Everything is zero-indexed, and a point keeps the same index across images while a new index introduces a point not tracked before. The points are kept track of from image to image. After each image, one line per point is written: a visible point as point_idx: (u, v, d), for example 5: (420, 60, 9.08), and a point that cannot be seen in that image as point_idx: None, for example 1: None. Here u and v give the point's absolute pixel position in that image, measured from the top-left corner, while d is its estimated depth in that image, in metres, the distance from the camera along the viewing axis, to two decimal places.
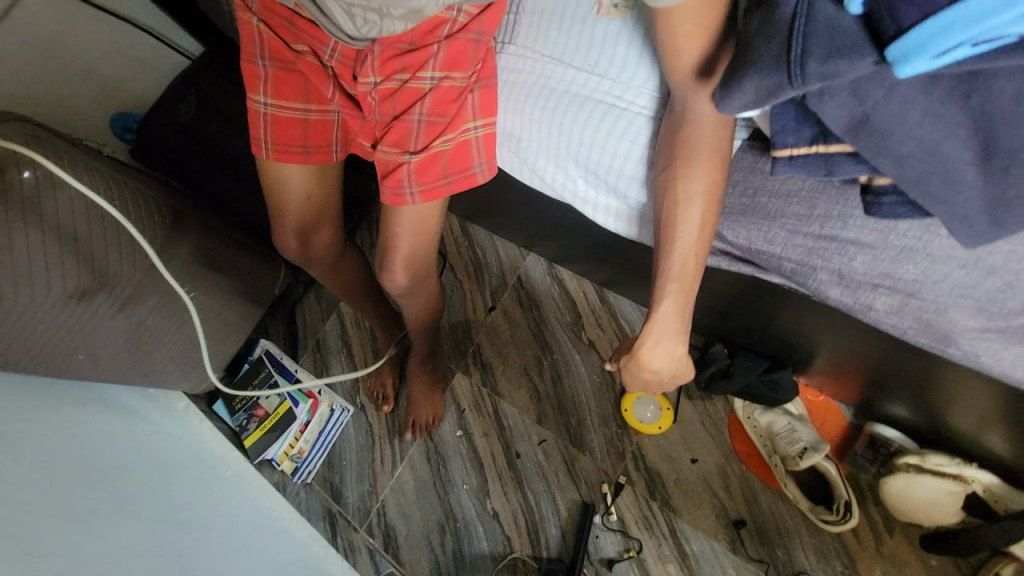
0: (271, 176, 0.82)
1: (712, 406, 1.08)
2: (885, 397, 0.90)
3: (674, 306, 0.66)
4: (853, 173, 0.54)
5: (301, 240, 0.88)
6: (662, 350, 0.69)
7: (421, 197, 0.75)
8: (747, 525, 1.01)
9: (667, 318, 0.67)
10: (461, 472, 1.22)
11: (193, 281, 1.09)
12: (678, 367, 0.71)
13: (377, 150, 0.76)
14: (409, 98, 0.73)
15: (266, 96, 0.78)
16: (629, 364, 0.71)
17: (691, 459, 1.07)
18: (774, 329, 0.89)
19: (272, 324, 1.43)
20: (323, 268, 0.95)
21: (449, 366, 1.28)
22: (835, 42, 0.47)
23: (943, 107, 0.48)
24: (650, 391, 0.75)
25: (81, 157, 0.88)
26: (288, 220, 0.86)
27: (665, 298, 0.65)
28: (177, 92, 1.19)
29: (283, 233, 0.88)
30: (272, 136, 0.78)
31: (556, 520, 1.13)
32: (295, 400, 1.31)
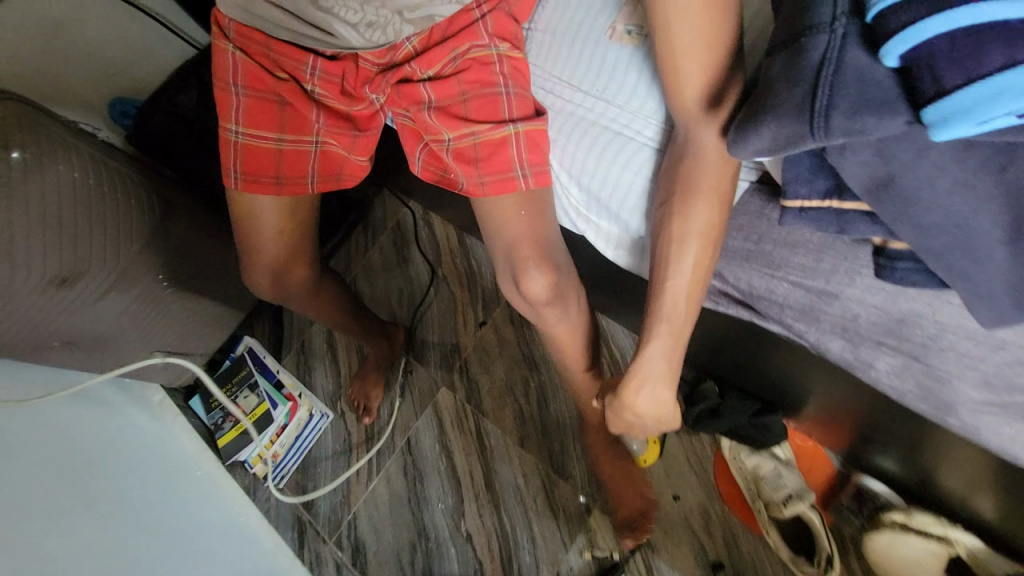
0: (241, 207, 0.81)
1: (697, 442, 1.06)
2: (876, 452, 0.88)
3: (663, 348, 0.64)
4: (866, 233, 0.52)
5: (274, 274, 0.87)
6: (646, 394, 0.67)
7: (535, 180, 0.70)
8: (725, 569, 0.99)
9: (655, 360, 0.65)
10: (437, 489, 1.18)
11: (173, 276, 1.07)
12: (660, 418, 0.69)
13: (467, 131, 0.71)
14: (485, 74, 0.71)
15: (238, 124, 0.77)
16: (615, 405, 0.70)
17: (673, 496, 1.04)
18: (767, 371, 0.87)
19: (257, 321, 1.40)
20: (298, 299, 0.94)
21: (435, 379, 1.27)
22: (864, 97, 0.45)
23: (974, 178, 0.46)
24: (635, 434, 0.73)
25: (74, 142, 0.86)
26: (261, 257, 0.85)
27: (654, 339, 0.64)
28: (180, 81, 1.16)
29: (254, 272, 0.87)
30: (243, 166, 0.78)
31: (531, 548, 1.10)
32: (274, 401, 1.30)
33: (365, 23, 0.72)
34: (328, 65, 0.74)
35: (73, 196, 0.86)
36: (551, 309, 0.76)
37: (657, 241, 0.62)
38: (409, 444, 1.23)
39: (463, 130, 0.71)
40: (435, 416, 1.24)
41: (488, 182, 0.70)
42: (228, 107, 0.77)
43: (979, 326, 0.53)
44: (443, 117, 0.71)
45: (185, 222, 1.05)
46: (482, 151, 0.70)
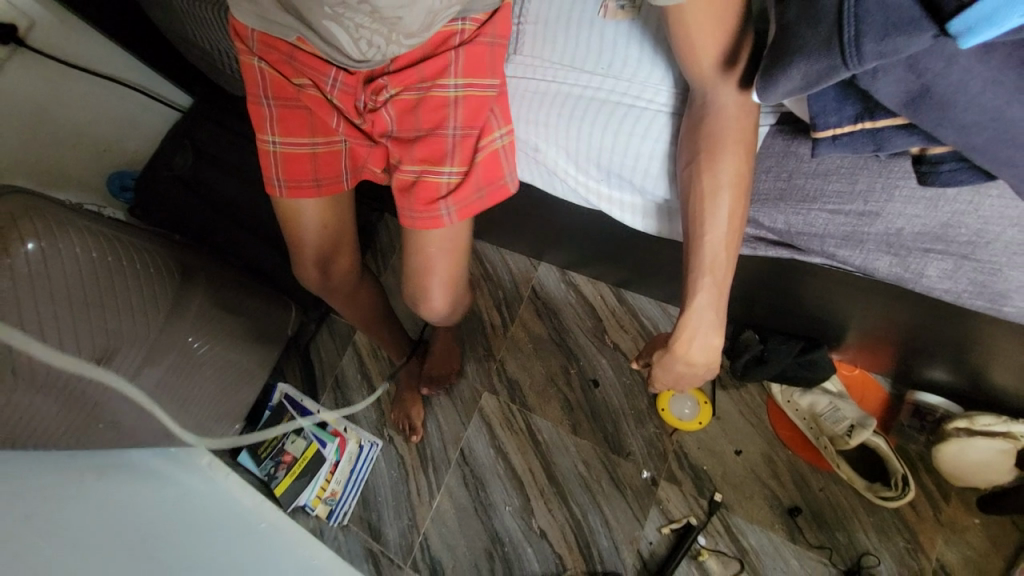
0: (286, 211, 0.83)
1: (747, 394, 1.07)
2: (926, 365, 0.89)
3: (709, 299, 0.64)
4: (905, 145, 0.54)
5: (323, 269, 0.88)
6: (699, 343, 0.67)
7: (459, 215, 0.75)
8: (803, 512, 0.99)
9: (702, 312, 0.65)
10: (501, 493, 1.19)
11: (203, 336, 1.09)
12: (711, 356, 0.68)
13: (409, 168, 0.75)
14: (438, 112, 0.73)
15: (273, 135, 0.79)
16: (663, 359, 0.69)
17: (735, 451, 1.05)
18: (807, 308, 0.88)
19: (287, 367, 1.42)
20: (339, 295, 0.95)
21: (475, 385, 1.28)
22: (890, 20, 0.47)
23: (1002, 74, 0.48)
24: (687, 385, 0.73)
25: (83, 220, 0.86)
26: (308, 255, 0.86)
27: (699, 292, 0.64)
28: (171, 146, 1.20)
29: (305, 268, 0.88)
30: (284, 173, 0.80)
31: (607, 531, 1.10)
32: (323, 441, 1.30)
33: (365, 42, 0.71)
34: (348, 77, 0.75)
35: (96, 277, 0.87)
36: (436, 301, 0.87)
37: (688, 199, 0.63)
38: (463, 456, 1.24)
39: (406, 166, 0.75)
40: (483, 421, 1.24)
41: (416, 216, 0.75)
42: (260, 117, 0.79)
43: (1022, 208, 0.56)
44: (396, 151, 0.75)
45: (205, 279, 1.06)
46: (414, 190, 0.75)
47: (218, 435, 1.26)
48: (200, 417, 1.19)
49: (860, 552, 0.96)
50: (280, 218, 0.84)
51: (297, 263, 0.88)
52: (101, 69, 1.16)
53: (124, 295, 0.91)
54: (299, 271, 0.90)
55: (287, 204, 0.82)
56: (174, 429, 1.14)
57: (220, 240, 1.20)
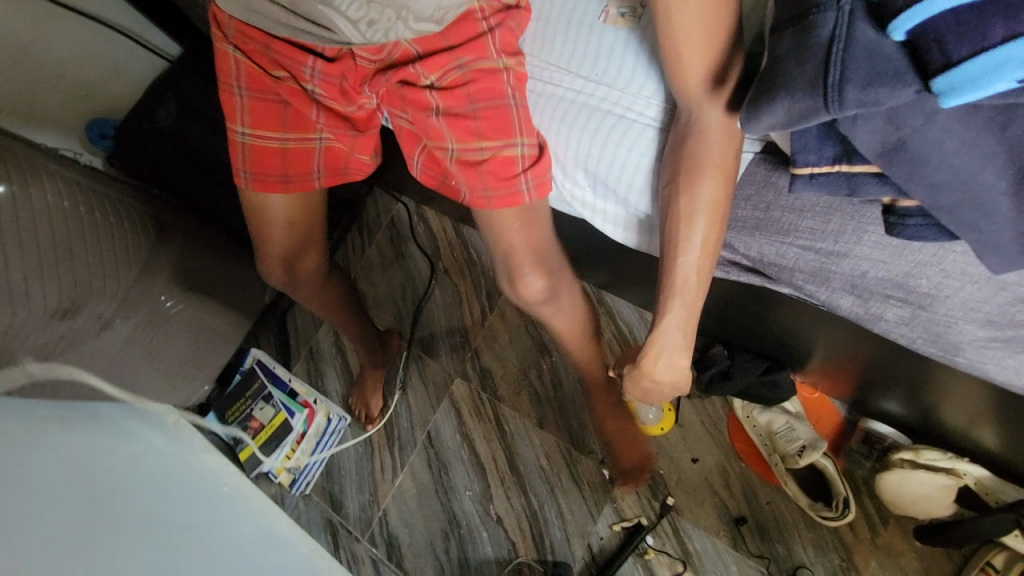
0: (253, 206, 0.82)
1: (711, 406, 1.09)
2: (880, 396, 0.93)
3: (677, 320, 0.65)
4: (877, 193, 0.55)
5: (287, 261, 0.88)
6: (664, 361, 0.68)
7: (537, 190, 0.72)
8: (748, 522, 1.03)
9: (670, 332, 0.66)
10: (463, 478, 1.22)
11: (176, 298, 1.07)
12: (680, 377, 0.70)
13: (478, 147, 0.71)
14: (492, 85, 0.71)
15: (244, 126, 0.78)
16: (631, 375, 0.71)
17: (691, 459, 1.08)
18: (775, 330, 0.89)
19: (263, 334, 1.42)
20: (306, 291, 0.95)
21: (449, 371, 1.31)
22: (875, 69, 0.48)
23: (978, 137, 0.49)
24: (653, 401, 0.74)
25: (57, 167, 0.84)
26: (275, 248, 0.86)
27: (668, 313, 0.64)
28: (155, 98, 1.16)
29: (269, 262, 0.89)
30: (252, 166, 0.79)
31: (560, 524, 1.13)
32: (291, 410, 1.30)
33: (366, 21, 0.68)
34: (327, 67, 0.73)
35: (68, 226, 0.85)
36: (546, 305, 0.82)
37: (665, 220, 0.63)
38: (429, 438, 1.26)
39: (473, 146, 0.71)
40: (452, 408, 1.27)
41: (494, 196, 0.71)
42: (233, 106, 0.78)
43: (983, 270, 0.57)
44: (454, 129, 0.71)
45: (180, 241, 1.04)
46: (486, 167, 0.71)
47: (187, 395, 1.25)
48: (168, 378, 1.18)
49: (795, 565, 1.00)
50: (246, 212, 0.84)
51: (261, 255, 0.88)
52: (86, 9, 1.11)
53: (96, 247, 0.90)
54: (263, 265, 0.90)
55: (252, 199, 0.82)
56: (143, 385, 1.15)
57: (201, 200, 1.17)
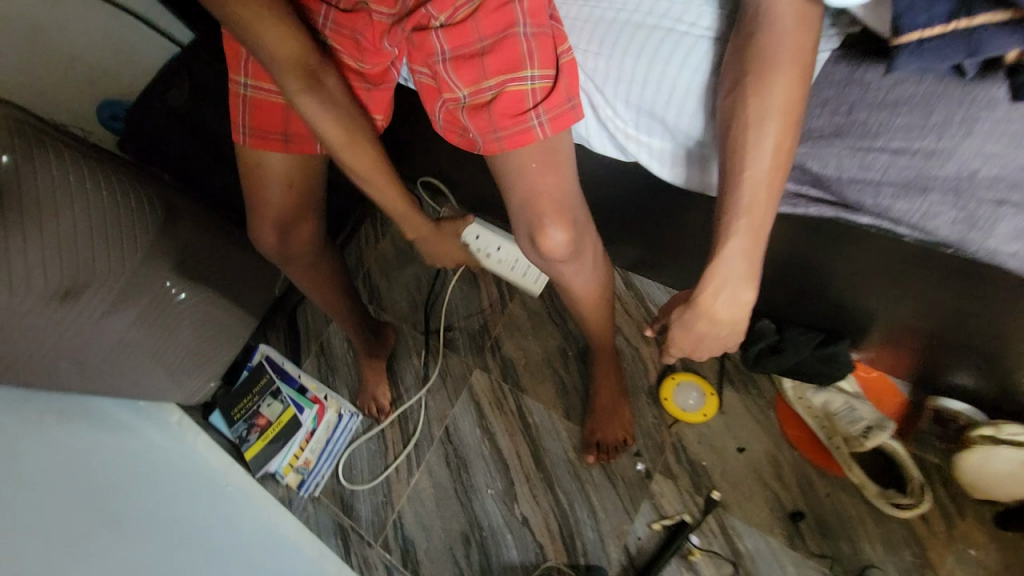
0: (252, 164, 0.81)
1: (757, 390, 1.00)
2: (956, 369, 0.83)
3: (744, 244, 0.57)
4: (1004, 48, 0.49)
5: (282, 229, 0.87)
6: (727, 297, 0.60)
7: (552, 127, 0.65)
8: (806, 518, 0.92)
9: (734, 260, 0.58)
10: (484, 475, 1.12)
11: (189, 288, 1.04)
12: (727, 324, 0.62)
13: (486, 85, 0.65)
14: (501, 15, 0.64)
15: (246, 78, 0.76)
16: (689, 318, 0.63)
17: (738, 448, 0.98)
18: (830, 294, 0.82)
19: (272, 332, 1.42)
20: (297, 267, 0.94)
21: (468, 362, 1.23)
22: None
23: None
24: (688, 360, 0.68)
25: (74, 149, 0.82)
26: (276, 216, 0.85)
27: (734, 236, 0.57)
28: (169, 77, 1.11)
29: (260, 229, 0.87)
30: (252, 122, 0.77)
31: (594, 523, 1.03)
32: (300, 406, 1.22)
33: None
34: (341, 16, 0.72)
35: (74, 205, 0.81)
36: (571, 263, 0.73)
37: (728, 130, 0.56)
38: (447, 434, 1.18)
39: (481, 86, 0.65)
40: (473, 401, 1.19)
41: (504, 135, 0.65)
42: (235, 57, 0.76)
43: None
44: (457, 69, 0.66)
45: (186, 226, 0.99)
46: (492, 107, 0.65)
47: (192, 392, 1.20)
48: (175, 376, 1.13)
49: (864, 563, 0.89)
50: (247, 174, 0.82)
51: (256, 223, 0.86)
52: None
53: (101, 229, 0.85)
54: (253, 232, 0.88)
55: (255, 157, 0.80)
56: (145, 380, 1.08)
57: (215, 189, 1.17)
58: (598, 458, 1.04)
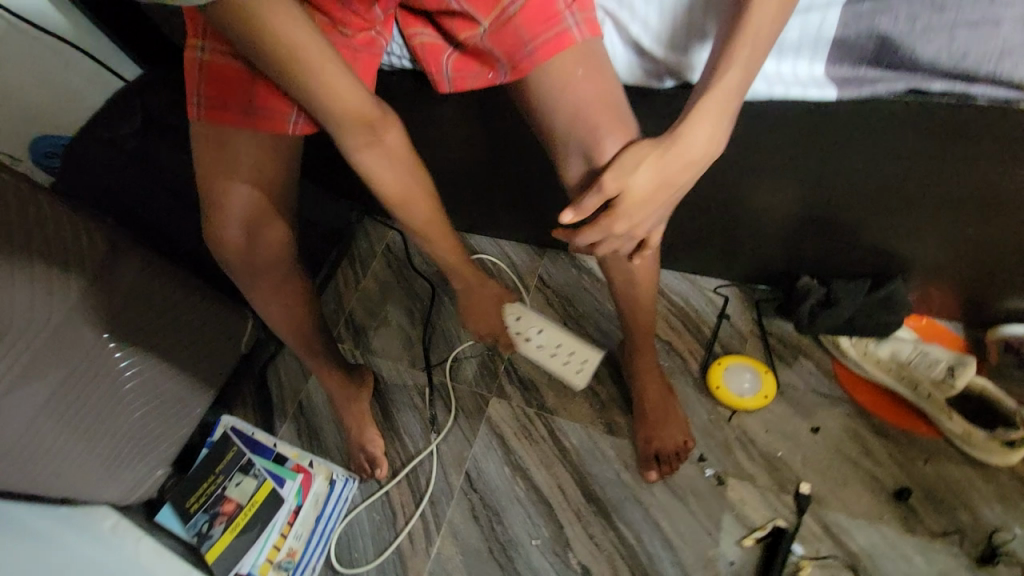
0: (208, 145, 0.69)
1: (812, 361, 0.92)
2: (1014, 286, 0.79)
3: (736, 74, 0.58)
4: None
5: (250, 231, 0.74)
6: (706, 132, 0.59)
7: (586, 28, 0.64)
8: (914, 493, 0.79)
9: (726, 88, 0.58)
10: (524, 523, 0.91)
11: (136, 357, 0.90)
12: (683, 182, 0.62)
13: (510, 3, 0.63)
14: None
15: (205, 41, 0.66)
16: (665, 171, 0.61)
17: (811, 428, 0.87)
18: (868, 227, 0.80)
19: (238, 398, 1.20)
20: (264, 285, 0.80)
21: (481, 392, 1.07)
22: None
23: None
24: (631, 237, 0.65)
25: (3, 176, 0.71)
26: (241, 219, 0.73)
27: (731, 63, 0.58)
28: (120, 110, 1.00)
29: (222, 229, 0.74)
30: (209, 91, 0.67)
31: (672, 556, 0.83)
32: (279, 479, 0.98)
33: None
34: None
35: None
36: None
37: None
38: (469, 480, 0.98)
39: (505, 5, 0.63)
40: (495, 434, 1.01)
41: (538, 46, 0.63)
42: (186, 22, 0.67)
43: None
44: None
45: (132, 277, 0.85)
46: (518, 20, 0.63)
47: (130, 488, 0.97)
48: (110, 468, 0.92)
49: (990, 531, 0.76)
50: (202, 167, 0.71)
51: (218, 224, 0.74)
52: (28, 15, 0.98)
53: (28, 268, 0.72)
54: (214, 238, 0.75)
55: (211, 139, 0.69)
56: (71, 471, 0.87)
57: (165, 231, 1.01)
58: (657, 473, 0.88)
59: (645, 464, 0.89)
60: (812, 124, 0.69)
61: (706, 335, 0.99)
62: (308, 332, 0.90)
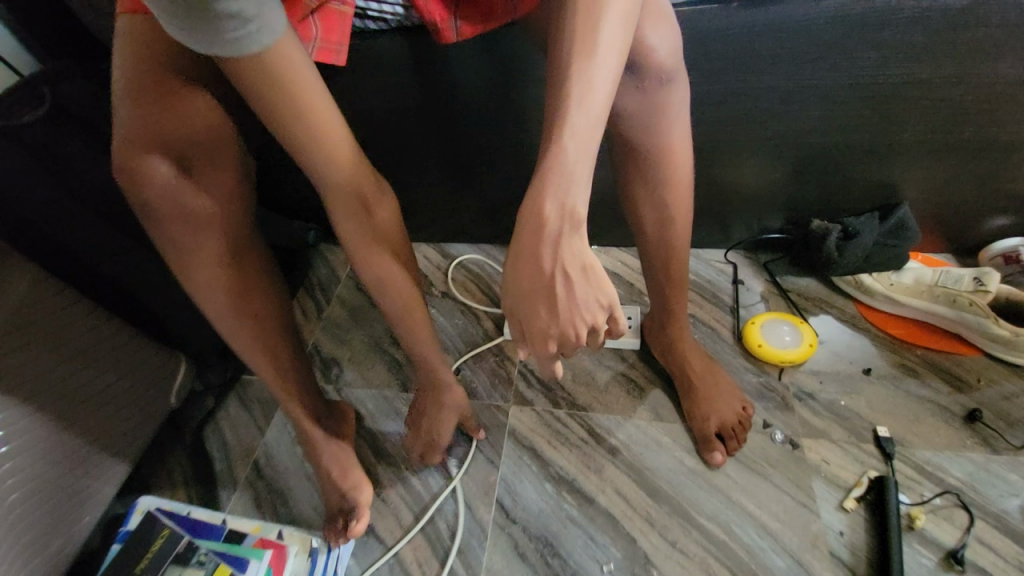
0: (135, 44, 0.56)
1: (839, 309, 0.90)
2: (1001, 203, 0.84)
3: (582, 133, 0.52)
4: None
5: (178, 159, 0.59)
6: (558, 200, 0.52)
7: None
8: (983, 412, 0.77)
9: (568, 156, 0.52)
10: (591, 545, 0.73)
11: (15, 426, 0.71)
12: (539, 248, 0.53)
13: None
14: None
15: None
16: (519, 239, 0.54)
17: (864, 371, 0.83)
18: (869, 161, 0.81)
19: (166, 476, 0.90)
20: (201, 254, 0.61)
21: (496, 405, 0.89)
22: None
23: None
24: (537, 339, 0.56)
25: None
26: (171, 138, 0.57)
27: (571, 126, 0.52)
28: (22, 96, 0.75)
29: (144, 157, 0.57)
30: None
31: (773, 542, 0.71)
32: (240, 562, 0.70)
33: None
34: None
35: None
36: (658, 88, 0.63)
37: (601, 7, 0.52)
38: (507, 511, 0.78)
39: None
40: (527, 448, 0.83)
41: None
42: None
43: None
44: None
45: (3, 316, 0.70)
46: None
47: None
48: None
49: None
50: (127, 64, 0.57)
51: (136, 142, 0.57)
52: None
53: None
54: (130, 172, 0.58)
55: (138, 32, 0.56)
56: None
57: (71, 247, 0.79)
58: (725, 451, 0.77)
59: (708, 443, 0.77)
60: (822, 48, 0.69)
61: (727, 302, 0.93)
62: (267, 336, 0.67)
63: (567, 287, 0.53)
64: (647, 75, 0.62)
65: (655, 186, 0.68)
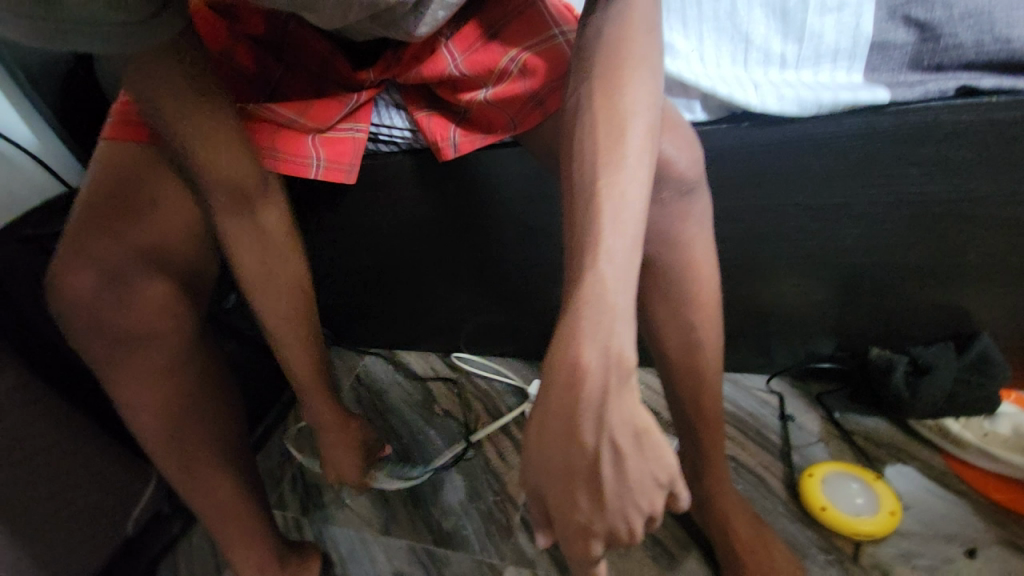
0: (110, 165, 0.59)
1: (919, 459, 0.72)
2: None
3: (617, 262, 0.43)
4: None
5: (111, 274, 0.56)
6: (594, 342, 0.42)
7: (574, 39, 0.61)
8: None
9: (602, 285, 0.43)
10: None
11: None
12: (578, 416, 0.42)
13: (509, 64, 0.62)
14: (529, 19, 0.63)
15: None
16: (552, 393, 0.43)
17: (966, 552, 0.63)
18: (935, 284, 0.69)
19: None
20: (139, 370, 0.58)
21: (491, 561, 0.74)
22: None
23: None
24: (576, 535, 0.44)
25: None
26: (124, 249, 0.57)
27: (605, 257, 0.43)
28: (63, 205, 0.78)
29: (77, 265, 0.56)
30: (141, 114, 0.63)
31: None
32: None
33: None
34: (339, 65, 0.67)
35: None
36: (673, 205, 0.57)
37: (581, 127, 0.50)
38: None
39: (506, 63, 0.62)
40: None
41: (533, 83, 0.60)
42: None
43: None
44: (479, 71, 0.62)
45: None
46: (521, 74, 0.61)
47: None
48: None
49: None
50: (97, 179, 0.59)
51: (77, 253, 0.57)
52: None
53: None
54: (60, 282, 0.56)
55: (113, 156, 0.60)
56: None
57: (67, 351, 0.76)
58: None
59: None
60: (863, 161, 0.62)
61: (776, 444, 0.77)
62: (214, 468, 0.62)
63: (616, 462, 0.42)
64: (666, 187, 0.56)
65: (676, 309, 0.59)
